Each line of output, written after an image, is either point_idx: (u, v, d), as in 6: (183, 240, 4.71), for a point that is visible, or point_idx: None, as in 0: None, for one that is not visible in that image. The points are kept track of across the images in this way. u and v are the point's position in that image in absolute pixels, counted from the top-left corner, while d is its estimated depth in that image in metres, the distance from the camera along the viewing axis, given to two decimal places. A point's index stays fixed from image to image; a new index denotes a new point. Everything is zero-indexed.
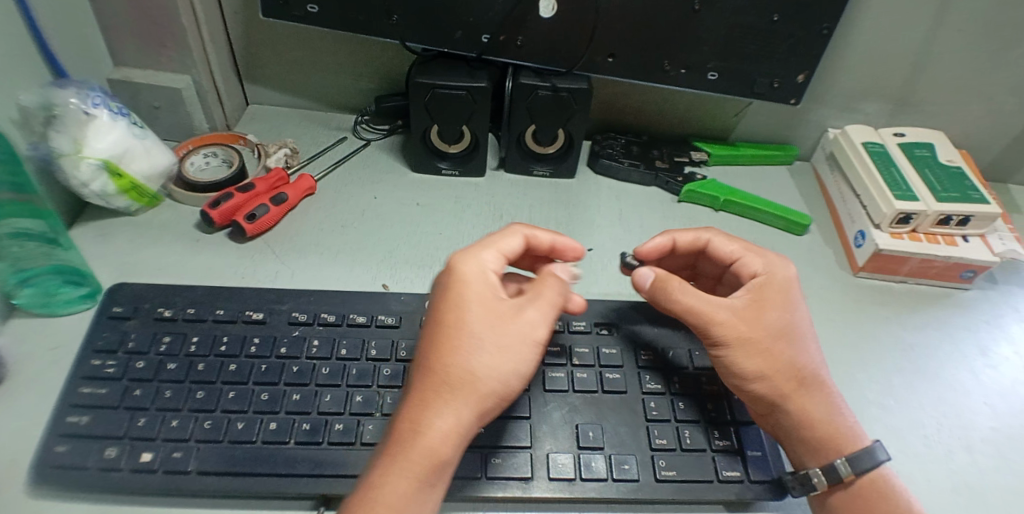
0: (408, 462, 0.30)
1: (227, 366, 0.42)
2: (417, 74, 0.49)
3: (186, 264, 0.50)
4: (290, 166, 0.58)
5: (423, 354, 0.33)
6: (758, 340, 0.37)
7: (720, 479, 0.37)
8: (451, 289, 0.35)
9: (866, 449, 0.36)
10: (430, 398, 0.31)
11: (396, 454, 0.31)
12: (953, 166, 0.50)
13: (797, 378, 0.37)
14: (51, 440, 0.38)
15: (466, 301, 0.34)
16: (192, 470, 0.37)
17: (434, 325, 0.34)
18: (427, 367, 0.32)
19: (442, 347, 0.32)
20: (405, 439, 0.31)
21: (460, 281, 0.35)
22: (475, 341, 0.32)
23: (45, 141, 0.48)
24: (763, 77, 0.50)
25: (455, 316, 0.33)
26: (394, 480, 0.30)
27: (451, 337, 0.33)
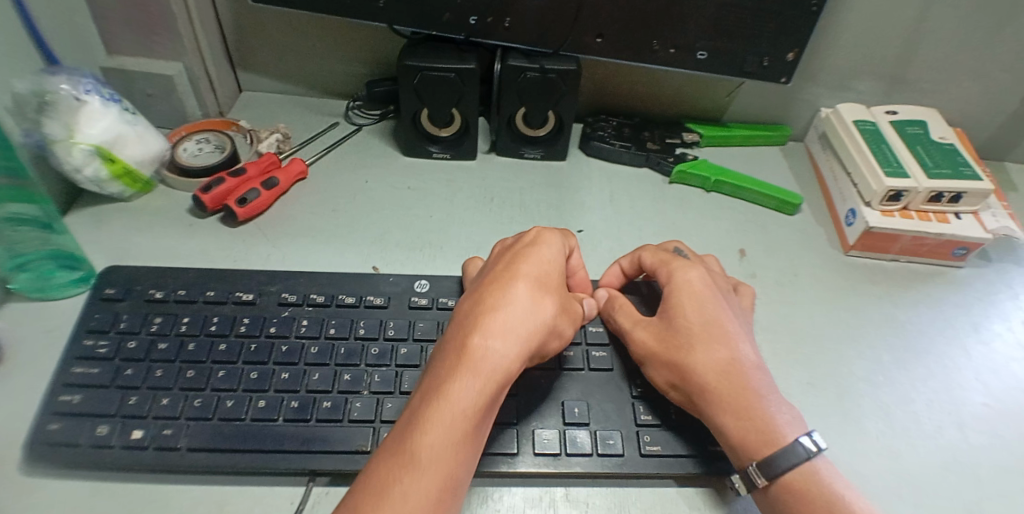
0: (486, 377, 0.31)
1: (218, 346, 0.42)
2: (405, 57, 0.49)
3: (178, 248, 0.51)
4: (282, 151, 0.58)
5: (510, 285, 0.36)
6: (669, 345, 0.38)
7: (704, 455, 0.37)
8: (538, 246, 0.39)
9: (777, 452, 0.33)
10: (515, 324, 0.33)
11: (477, 368, 0.31)
12: (945, 143, 0.49)
13: (707, 379, 0.36)
14: (43, 418, 0.39)
15: (552, 263, 0.38)
16: (182, 447, 0.38)
17: (520, 267, 0.37)
18: (516, 296, 0.35)
19: (530, 286, 0.36)
20: (485, 352, 0.32)
21: (549, 246, 0.39)
22: (551, 294, 0.37)
23: (37, 129, 0.48)
24: (752, 55, 0.50)
25: (546, 270, 0.37)
26: (473, 388, 0.31)
27: (534, 279, 0.36)
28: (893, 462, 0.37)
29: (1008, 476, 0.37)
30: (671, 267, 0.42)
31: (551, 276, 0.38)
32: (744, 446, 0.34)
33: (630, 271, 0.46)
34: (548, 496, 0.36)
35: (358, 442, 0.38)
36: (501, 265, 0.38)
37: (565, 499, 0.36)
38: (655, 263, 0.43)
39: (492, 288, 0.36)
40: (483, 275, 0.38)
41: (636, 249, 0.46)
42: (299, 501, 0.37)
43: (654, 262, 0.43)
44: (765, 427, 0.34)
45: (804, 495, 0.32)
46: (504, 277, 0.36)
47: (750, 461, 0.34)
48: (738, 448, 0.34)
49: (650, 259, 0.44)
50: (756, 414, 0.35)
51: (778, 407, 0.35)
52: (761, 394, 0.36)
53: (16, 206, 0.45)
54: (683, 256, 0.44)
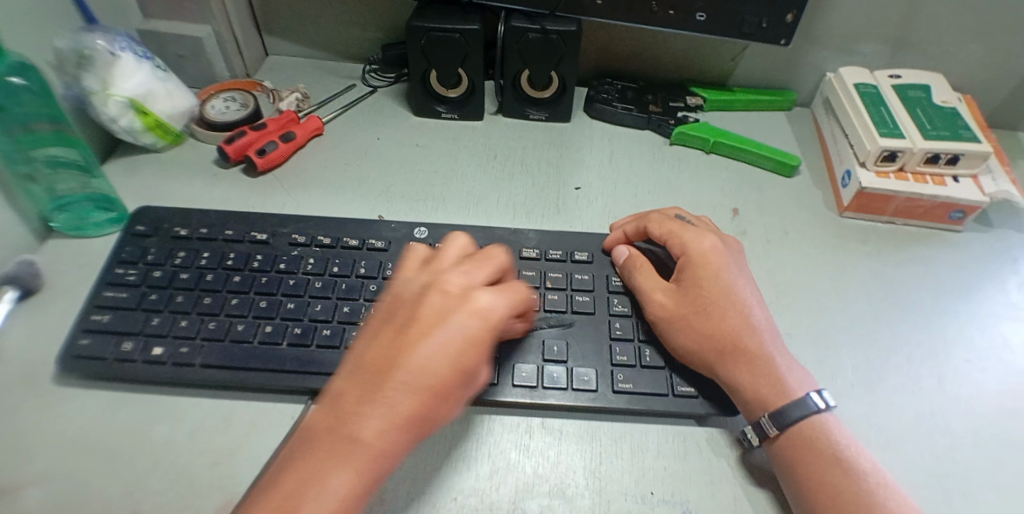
0: (391, 418, 0.30)
1: (232, 278, 0.46)
2: (413, 19, 0.52)
3: (203, 195, 0.55)
4: (302, 109, 0.61)
5: (403, 367, 0.31)
6: (685, 313, 0.39)
7: (675, 394, 0.38)
8: (451, 317, 0.33)
9: (788, 404, 0.35)
10: (433, 372, 0.31)
11: (387, 409, 0.30)
12: (947, 106, 0.49)
13: (722, 344, 0.37)
14: (76, 334, 0.43)
15: (452, 347, 0.32)
16: (197, 363, 0.41)
17: (462, 307, 0.33)
18: (440, 341, 0.32)
19: (464, 332, 0.33)
20: (402, 394, 0.31)
21: (467, 318, 0.33)
22: (440, 408, 0.32)
23: (76, 82, 0.53)
24: (752, 17, 0.50)
25: (451, 356, 0.32)
26: (379, 429, 0.30)
27: (428, 376, 0.31)
28: (867, 409, 0.37)
29: (982, 428, 0.37)
30: (682, 236, 0.43)
31: (496, 318, 0.34)
32: (756, 404, 0.36)
33: (635, 237, 0.46)
34: (525, 424, 0.38)
35: None
36: (446, 293, 0.34)
37: (540, 429, 0.38)
38: (666, 232, 0.44)
39: (380, 369, 0.31)
40: (412, 291, 0.35)
41: (643, 214, 0.46)
42: (299, 416, 0.41)
43: (663, 232, 0.44)
44: (778, 386, 0.36)
45: (812, 443, 0.34)
46: (399, 356, 0.32)
47: (763, 413, 0.35)
48: (750, 404, 0.36)
49: (660, 227, 0.44)
50: (768, 375, 0.36)
51: (788, 367, 0.37)
52: (773, 358, 0.37)
53: (56, 150, 0.51)
54: (690, 223, 0.45)
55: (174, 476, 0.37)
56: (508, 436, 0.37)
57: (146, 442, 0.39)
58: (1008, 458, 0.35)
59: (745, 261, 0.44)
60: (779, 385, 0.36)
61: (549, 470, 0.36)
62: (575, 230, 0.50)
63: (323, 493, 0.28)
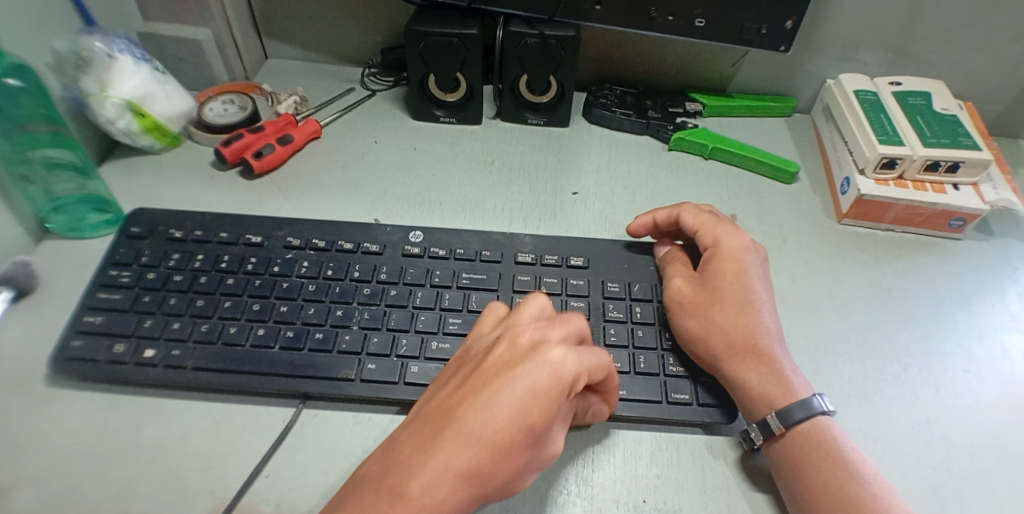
0: (472, 469, 0.26)
1: (226, 280, 0.46)
2: (411, 23, 0.52)
3: (199, 197, 0.55)
4: (300, 113, 0.61)
5: (480, 410, 0.27)
6: (704, 304, 0.39)
7: (669, 401, 0.38)
8: (549, 362, 0.28)
9: (793, 404, 0.35)
10: (507, 427, 0.27)
11: (439, 474, 0.26)
12: (947, 114, 0.49)
13: (735, 338, 0.37)
14: (68, 335, 0.43)
15: (529, 400, 0.27)
16: (188, 366, 0.41)
17: (525, 368, 0.28)
18: (508, 398, 0.27)
19: (531, 392, 0.27)
20: (456, 464, 0.26)
21: (555, 368, 0.28)
22: (519, 465, 0.27)
23: (75, 84, 0.53)
24: (751, 23, 0.50)
25: (530, 405, 0.27)
26: (449, 492, 0.26)
27: (515, 430, 0.27)
28: (863, 419, 0.37)
29: (983, 440, 0.36)
30: (715, 230, 0.44)
31: (564, 393, 0.28)
32: (757, 404, 0.36)
33: (664, 225, 0.47)
34: None
35: (343, 371, 0.40)
36: (515, 346, 0.30)
37: None
38: (699, 225, 0.44)
39: (473, 423, 0.27)
40: (499, 350, 0.30)
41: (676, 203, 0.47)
42: (289, 421, 0.40)
43: (696, 224, 0.45)
44: (779, 389, 0.36)
45: (818, 444, 0.33)
46: (464, 413, 0.27)
47: (768, 412, 0.35)
48: (750, 402, 0.36)
49: (694, 218, 0.45)
50: (773, 375, 0.36)
51: (792, 372, 0.37)
52: (780, 361, 0.37)
53: (53, 151, 0.51)
54: (723, 221, 0.45)
55: (163, 478, 0.37)
56: None
57: (134, 446, 0.39)
58: (1011, 470, 0.35)
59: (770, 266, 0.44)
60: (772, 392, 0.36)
61: (540, 477, 0.35)
62: (571, 235, 0.49)
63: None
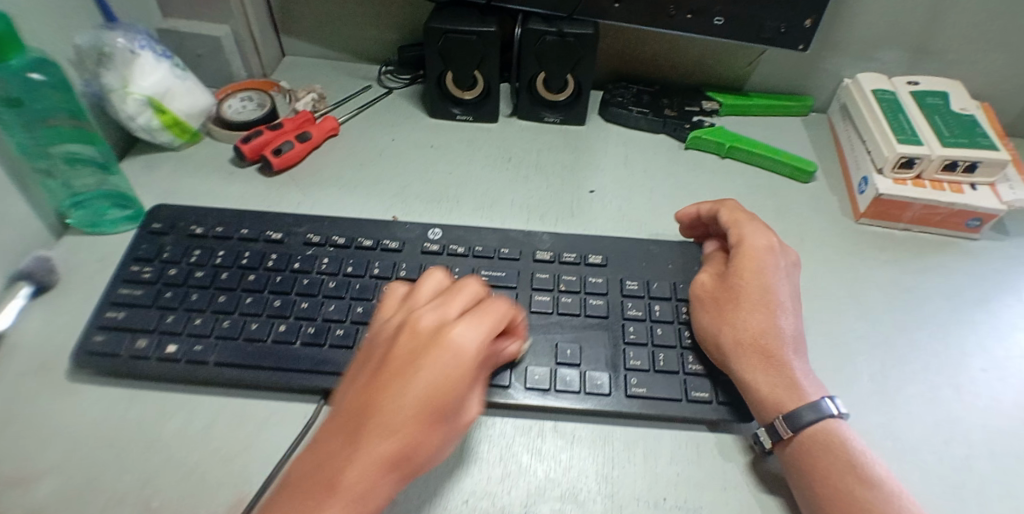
0: (384, 489, 0.29)
1: (247, 276, 0.46)
2: (431, 20, 0.53)
3: (218, 193, 0.55)
4: (317, 110, 0.62)
5: (386, 400, 0.30)
6: (728, 304, 0.40)
7: (688, 399, 0.38)
8: (450, 352, 0.31)
9: (803, 407, 0.35)
10: (418, 407, 0.30)
11: (380, 464, 0.29)
12: (966, 113, 0.49)
13: (751, 342, 0.38)
14: (90, 330, 0.43)
15: (433, 382, 0.30)
16: (211, 361, 0.42)
17: (434, 344, 0.31)
18: (421, 386, 0.30)
19: (443, 372, 0.30)
20: (384, 452, 0.29)
21: (459, 349, 0.31)
22: (427, 437, 0.30)
23: (95, 79, 0.53)
24: (770, 22, 0.51)
25: (434, 387, 0.30)
26: (364, 470, 0.29)
27: (423, 408, 0.30)
28: (880, 417, 0.37)
29: (1000, 437, 0.37)
30: (744, 229, 0.43)
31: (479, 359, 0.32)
32: (767, 408, 0.36)
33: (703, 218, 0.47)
34: (537, 427, 0.38)
35: None
36: (417, 333, 0.32)
37: (553, 431, 0.38)
38: (732, 222, 0.44)
39: (381, 393, 0.30)
40: (416, 324, 0.32)
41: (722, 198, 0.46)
42: (310, 417, 0.41)
43: (730, 221, 0.44)
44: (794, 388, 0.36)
45: (827, 446, 0.34)
46: (379, 384, 0.30)
47: (776, 416, 0.35)
48: (762, 406, 0.36)
49: (728, 215, 0.45)
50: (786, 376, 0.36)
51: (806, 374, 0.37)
52: (795, 362, 0.37)
53: (73, 145, 0.51)
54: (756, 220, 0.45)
55: (184, 473, 0.38)
56: (520, 439, 0.37)
57: (158, 440, 0.39)
58: None
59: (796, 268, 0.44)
60: (786, 388, 0.36)
61: (560, 474, 0.36)
62: (589, 233, 0.50)
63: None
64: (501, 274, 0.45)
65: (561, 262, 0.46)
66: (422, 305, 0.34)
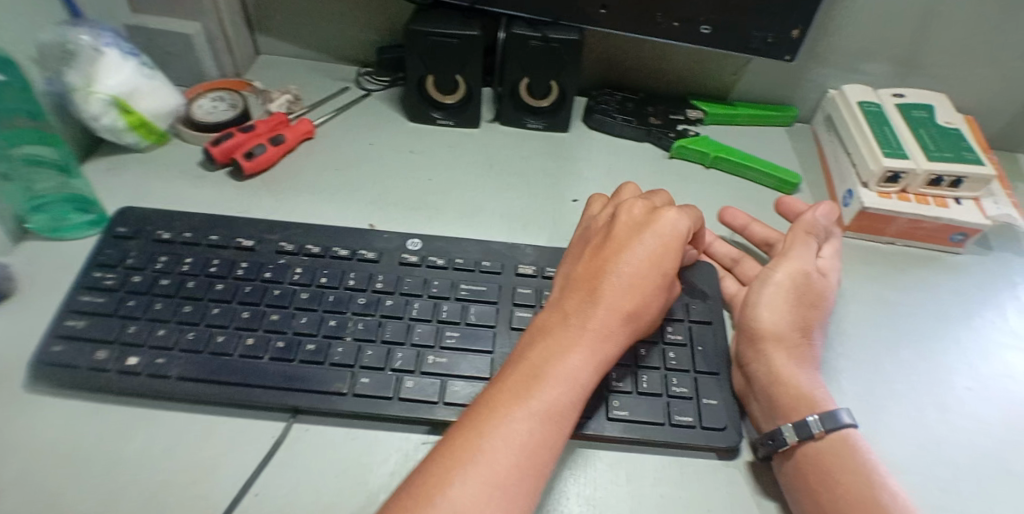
0: (588, 374, 0.33)
1: (215, 285, 0.44)
2: (411, 22, 0.51)
3: (187, 197, 0.53)
4: (292, 112, 0.60)
5: (593, 298, 0.35)
6: (799, 305, 0.40)
7: (671, 423, 0.37)
8: (628, 253, 0.37)
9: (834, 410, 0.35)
10: (612, 302, 0.35)
11: (586, 345, 0.34)
12: (950, 127, 0.49)
13: (802, 346, 0.39)
14: (49, 339, 0.41)
15: (637, 274, 0.36)
16: (173, 375, 0.39)
17: (653, 227, 0.38)
18: (641, 255, 0.36)
19: (659, 245, 0.37)
20: (581, 339, 0.34)
21: (642, 246, 0.37)
22: (604, 329, 0.34)
23: (58, 77, 0.51)
24: (757, 31, 0.50)
25: (635, 281, 0.36)
26: (581, 358, 0.33)
27: (603, 297, 0.35)
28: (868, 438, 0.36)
29: (987, 457, 0.36)
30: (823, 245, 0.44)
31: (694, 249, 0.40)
32: (786, 406, 0.36)
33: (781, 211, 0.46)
34: None
35: (335, 385, 0.39)
36: (610, 238, 0.38)
37: None
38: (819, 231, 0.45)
39: (590, 294, 0.36)
40: (605, 224, 0.40)
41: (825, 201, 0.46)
42: (278, 436, 0.39)
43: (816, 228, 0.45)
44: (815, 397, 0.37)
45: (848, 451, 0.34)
46: (593, 283, 0.36)
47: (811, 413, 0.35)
48: (778, 404, 0.36)
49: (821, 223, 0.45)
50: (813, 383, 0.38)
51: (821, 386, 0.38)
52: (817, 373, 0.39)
53: (34, 148, 0.49)
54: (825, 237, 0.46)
55: (146, 494, 0.35)
56: None
57: (113, 463, 0.37)
58: (1015, 489, 0.35)
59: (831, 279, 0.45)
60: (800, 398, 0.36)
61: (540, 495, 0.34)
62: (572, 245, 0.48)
63: (510, 440, 0.29)
64: (480, 288, 0.44)
65: (544, 276, 0.45)
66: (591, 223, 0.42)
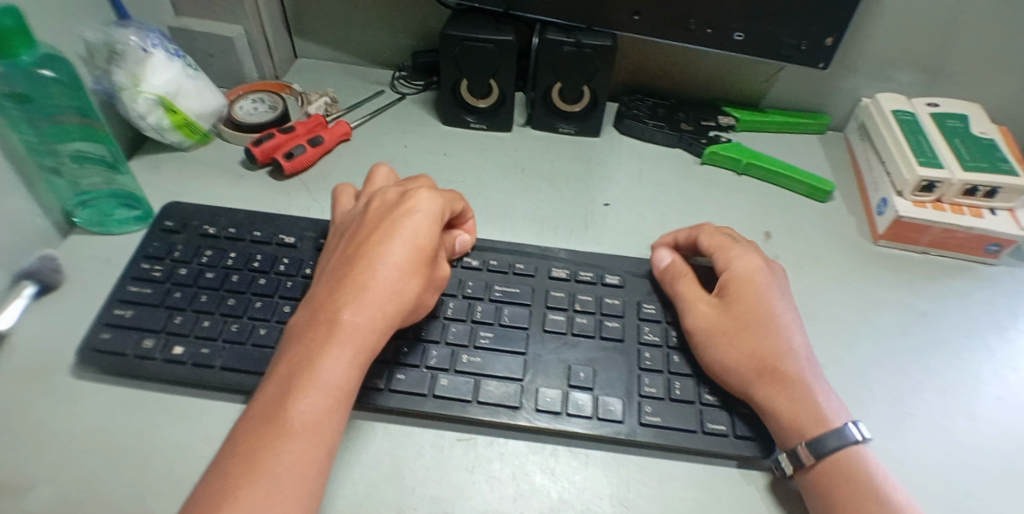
0: (349, 377, 0.31)
1: (258, 280, 0.46)
2: (446, 28, 0.52)
3: (227, 195, 0.55)
4: (329, 114, 0.61)
5: (354, 291, 0.33)
6: (739, 331, 0.38)
7: (704, 431, 0.37)
8: (390, 244, 0.35)
9: (826, 433, 0.34)
10: (379, 299, 0.33)
11: (348, 345, 0.32)
12: (985, 137, 0.49)
13: (761, 367, 0.37)
14: (97, 327, 0.42)
15: (391, 271, 0.34)
16: (217, 365, 0.41)
17: (403, 210, 0.37)
18: (404, 243, 0.35)
19: (409, 241, 0.35)
20: (354, 339, 0.32)
21: (403, 236, 0.36)
22: (356, 327, 0.32)
23: (106, 76, 0.53)
24: (790, 39, 0.50)
25: (393, 281, 0.34)
26: (341, 368, 0.31)
27: (344, 293, 0.33)
28: (895, 445, 0.37)
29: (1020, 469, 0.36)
30: (727, 253, 0.43)
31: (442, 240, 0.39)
32: (792, 434, 0.35)
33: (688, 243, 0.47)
34: (551, 446, 0.38)
35: None
36: (371, 227, 0.37)
37: (566, 453, 0.37)
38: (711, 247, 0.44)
39: (334, 288, 0.34)
40: (376, 211, 0.38)
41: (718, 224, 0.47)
42: None
43: (710, 245, 0.45)
44: (813, 412, 0.35)
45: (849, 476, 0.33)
46: (348, 275, 0.34)
47: (799, 441, 0.34)
48: (786, 434, 0.35)
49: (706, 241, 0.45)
50: (806, 400, 0.36)
51: (823, 397, 0.36)
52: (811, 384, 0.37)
53: (81, 144, 0.50)
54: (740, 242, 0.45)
55: (186, 483, 0.37)
56: (533, 458, 0.37)
57: (157, 449, 0.38)
58: None
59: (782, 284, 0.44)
60: (804, 419, 0.35)
61: (573, 495, 0.35)
62: (603, 248, 0.49)
63: (283, 469, 0.28)
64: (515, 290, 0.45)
65: (575, 281, 0.45)
66: (378, 203, 0.39)
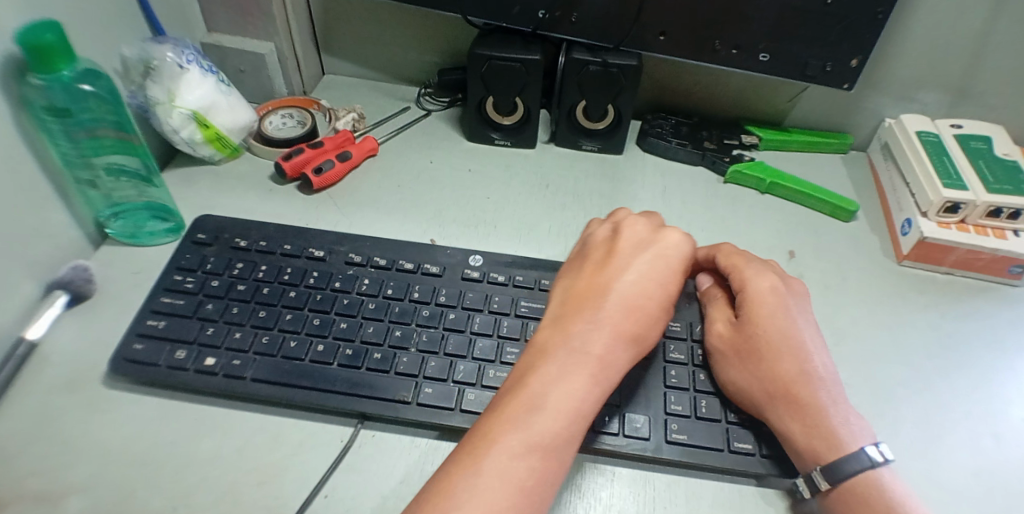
0: (589, 399, 0.33)
1: (288, 292, 0.47)
2: (476, 46, 0.53)
3: (257, 209, 0.56)
4: (357, 130, 0.63)
5: (595, 311, 0.37)
6: (754, 353, 0.39)
7: (730, 450, 0.38)
8: (626, 272, 0.39)
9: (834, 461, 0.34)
10: (637, 315, 0.37)
11: (582, 368, 0.34)
12: (1008, 159, 0.50)
13: (774, 389, 0.37)
14: (130, 337, 0.43)
15: (639, 291, 0.38)
16: (247, 377, 0.42)
17: (655, 245, 0.41)
18: (643, 272, 0.39)
19: (660, 263, 0.39)
20: (594, 352, 0.34)
21: (639, 268, 0.39)
22: (577, 346, 0.35)
23: (140, 90, 0.54)
24: (814, 60, 0.51)
25: (640, 299, 0.37)
26: (582, 383, 0.33)
27: (610, 314, 0.36)
28: (923, 467, 0.37)
29: None
30: (743, 273, 0.43)
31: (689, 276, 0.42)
32: (809, 453, 0.35)
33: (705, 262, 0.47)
34: (576, 464, 0.38)
35: (400, 393, 0.41)
36: (624, 251, 0.41)
37: (593, 470, 0.38)
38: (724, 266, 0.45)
39: (619, 310, 0.37)
40: (604, 245, 0.42)
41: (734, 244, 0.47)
42: (347, 440, 0.41)
43: (725, 265, 0.45)
44: (829, 431, 0.35)
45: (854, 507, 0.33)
46: (588, 299, 0.38)
47: (815, 467, 0.35)
48: (802, 454, 0.36)
49: (721, 260, 0.45)
50: (822, 422, 0.36)
51: (841, 418, 0.36)
52: (829, 406, 0.37)
53: (118, 157, 0.52)
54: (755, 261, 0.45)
55: (218, 493, 0.37)
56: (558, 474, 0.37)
57: (190, 459, 0.39)
58: None
59: (808, 305, 0.43)
60: (822, 442, 0.35)
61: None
62: None
63: (505, 477, 0.29)
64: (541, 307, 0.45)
65: None
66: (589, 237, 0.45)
